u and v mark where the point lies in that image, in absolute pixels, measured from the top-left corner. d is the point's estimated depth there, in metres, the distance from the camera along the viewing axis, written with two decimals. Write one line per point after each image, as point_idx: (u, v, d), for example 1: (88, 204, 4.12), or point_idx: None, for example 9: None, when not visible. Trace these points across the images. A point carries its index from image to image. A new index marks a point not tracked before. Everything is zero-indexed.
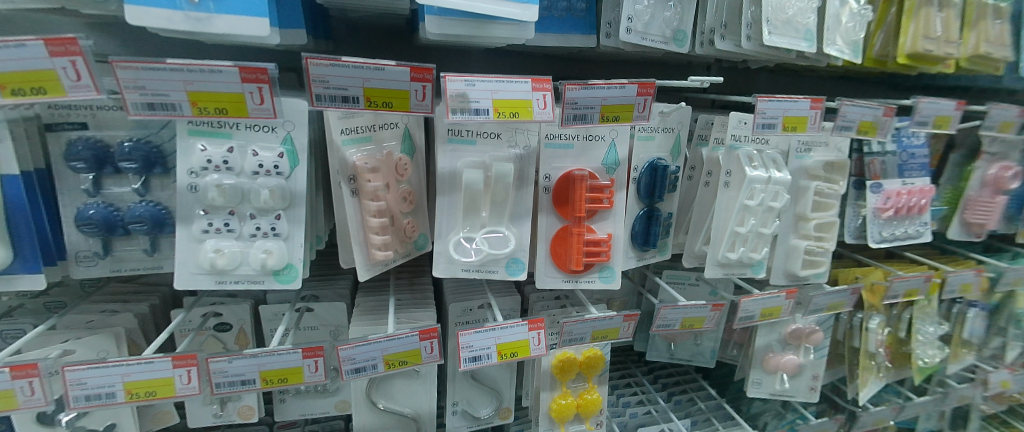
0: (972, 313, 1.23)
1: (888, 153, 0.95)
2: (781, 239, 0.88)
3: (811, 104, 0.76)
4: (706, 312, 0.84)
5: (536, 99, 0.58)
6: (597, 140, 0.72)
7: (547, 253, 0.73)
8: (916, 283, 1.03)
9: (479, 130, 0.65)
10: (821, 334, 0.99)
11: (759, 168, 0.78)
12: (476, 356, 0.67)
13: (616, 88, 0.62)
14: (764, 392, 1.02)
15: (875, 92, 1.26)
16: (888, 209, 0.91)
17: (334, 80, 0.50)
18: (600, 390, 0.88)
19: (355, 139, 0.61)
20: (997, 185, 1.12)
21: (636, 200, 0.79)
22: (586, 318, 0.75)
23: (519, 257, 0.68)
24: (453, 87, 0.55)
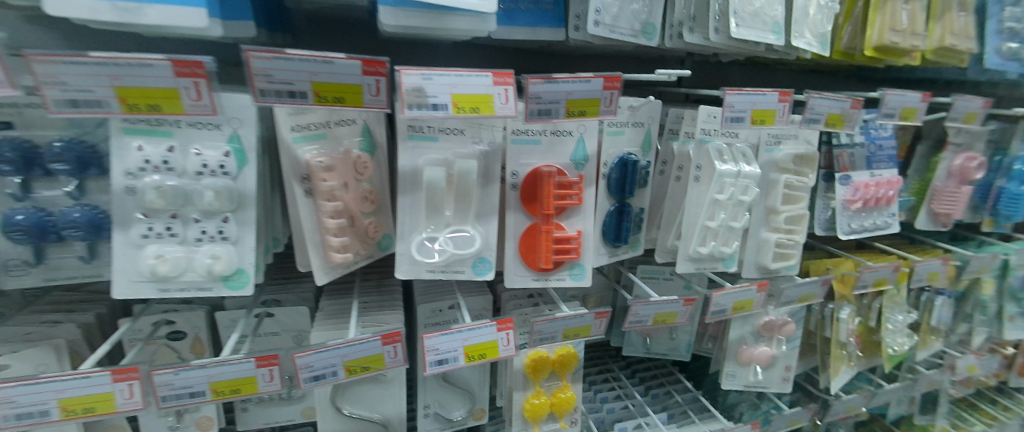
0: (939, 301, 1.26)
1: (857, 144, 0.95)
2: (752, 232, 0.88)
3: (779, 97, 0.75)
4: (679, 307, 0.84)
5: (497, 94, 0.55)
6: (565, 135, 0.71)
7: (515, 252, 0.71)
8: (885, 273, 1.05)
9: (441, 126, 0.63)
10: (792, 326, 1.00)
11: (729, 162, 0.78)
12: (442, 359, 0.66)
13: (581, 82, 0.61)
14: (738, 384, 1.03)
15: (846, 86, 1.27)
16: (857, 201, 0.92)
17: (278, 74, 0.47)
18: (574, 388, 0.87)
19: (308, 136, 0.58)
20: (963, 176, 1.14)
21: (607, 196, 0.78)
22: (556, 317, 0.74)
23: (486, 256, 0.66)
24: (408, 81, 0.51)
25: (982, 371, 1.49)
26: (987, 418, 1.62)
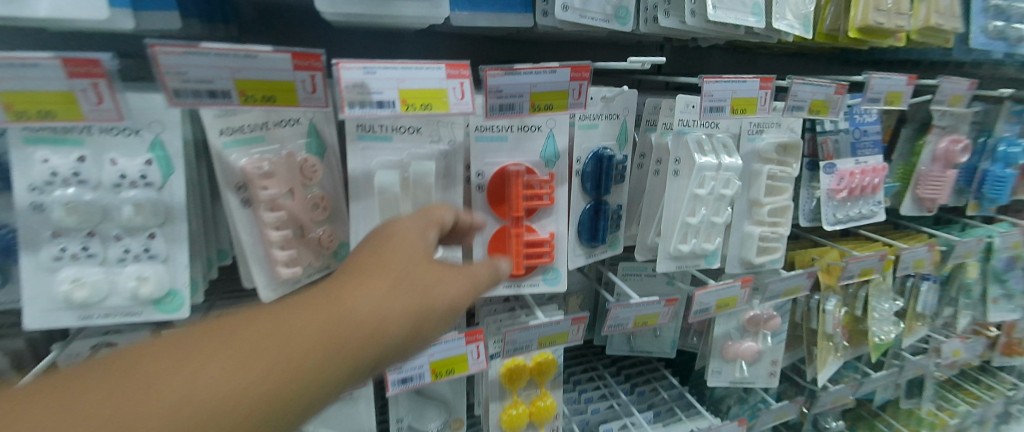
0: (924, 287, 1.25)
1: (842, 130, 0.91)
2: (735, 226, 0.85)
3: (760, 85, 0.71)
4: (660, 308, 0.80)
5: (451, 88, 0.50)
6: (534, 130, 0.66)
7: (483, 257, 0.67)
8: (871, 263, 1.02)
9: (394, 125, 0.58)
10: (778, 320, 0.98)
11: (710, 154, 0.74)
12: (405, 378, 0.62)
13: (545, 73, 0.55)
14: (724, 381, 1.00)
15: (828, 69, 1.24)
16: (843, 190, 0.89)
17: (193, 72, 0.41)
18: (554, 395, 0.84)
19: (241, 140, 0.52)
20: (947, 160, 1.12)
21: (582, 194, 0.73)
22: (529, 325, 0.70)
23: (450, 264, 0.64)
24: (349, 76, 0.45)
25: (966, 353, 1.49)
26: (972, 398, 1.64)
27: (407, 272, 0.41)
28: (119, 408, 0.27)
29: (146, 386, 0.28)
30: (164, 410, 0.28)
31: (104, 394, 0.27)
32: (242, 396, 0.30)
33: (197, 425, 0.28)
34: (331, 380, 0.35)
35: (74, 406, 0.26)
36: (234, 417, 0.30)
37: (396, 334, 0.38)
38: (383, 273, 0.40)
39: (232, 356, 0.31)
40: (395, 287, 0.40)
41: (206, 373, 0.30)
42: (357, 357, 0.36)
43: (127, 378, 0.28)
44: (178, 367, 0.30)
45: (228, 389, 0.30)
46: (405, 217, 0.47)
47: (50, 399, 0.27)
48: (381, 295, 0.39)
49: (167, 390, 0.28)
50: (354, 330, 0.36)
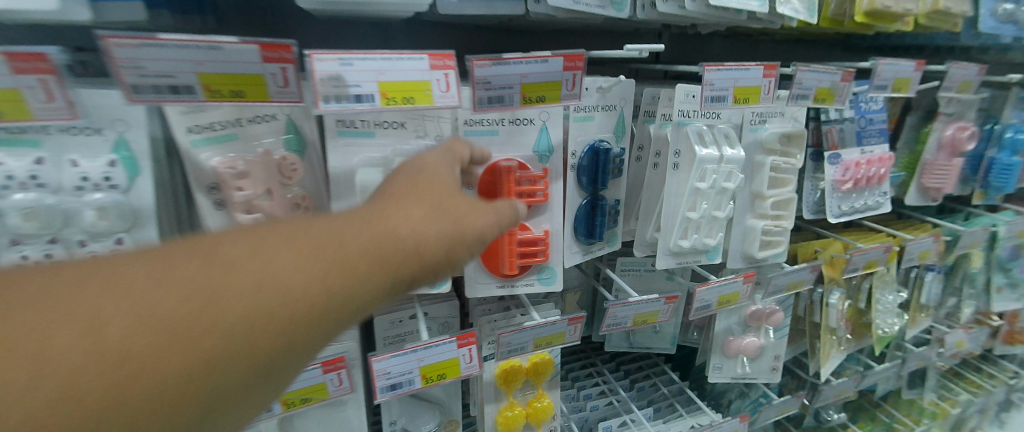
0: (929, 277, 1.22)
1: (846, 119, 0.88)
2: (737, 220, 0.82)
3: (764, 72, 0.68)
4: (659, 306, 0.78)
5: (435, 80, 0.46)
6: (526, 124, 0.63)
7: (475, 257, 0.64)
8: (876, 255, 0.99)
9: (377, 119, 0.55)
10: (780, 314, 0.96)
11: (711, 145, 0.71)
12: (394, 384, 0.59)
13: (536, 63, 0.52)
14: (726, 377, 0.98)
15: (831, 56, 1.20)
16: (848, 181, 0.86)
17: (152, 66, 0.38)
18: (552, 395, 0.82)
19: (212, 138, 0.48)
20: (953, 148, 1.09)
21: (578, 189, 0.70)
22: (524, 327, 0.67)
23: None
24: (323, 69, 0.42)
25: (970, 343, 1.48)
26: (973, 387, 1.63)
27: (440, 201, 0.45)
28: (207, 281, 0.31)
29: (224, 267, 0.32)
30: (241, 288, 0.31)
31: (190, 270, 0.31)
32: (305, 286, 0.34)
33: (272, 303, 0.32)
34: (377, 286, 0.38)
35: (169, 277, 0.30)
36: (298, 303, 0.33)
37: (431, 253, 0.42)
38: (419, 199, 0.44)
39: (296, 253, 0.35)
40: (429, 213, 0.43)
41: (275, 263, 0.33)
42: (398, 268, 0.39)
43: (207, 260, 0.32)
44: (250, 257, 0.33)
45: (295, 279, 0.33)
46: (433, 156, 0.51)
47: (146, 269, 0.30)
48: (417, 219, 0.42)
49: (241, 273, 0.32)
50: (395, 243, 0.39)
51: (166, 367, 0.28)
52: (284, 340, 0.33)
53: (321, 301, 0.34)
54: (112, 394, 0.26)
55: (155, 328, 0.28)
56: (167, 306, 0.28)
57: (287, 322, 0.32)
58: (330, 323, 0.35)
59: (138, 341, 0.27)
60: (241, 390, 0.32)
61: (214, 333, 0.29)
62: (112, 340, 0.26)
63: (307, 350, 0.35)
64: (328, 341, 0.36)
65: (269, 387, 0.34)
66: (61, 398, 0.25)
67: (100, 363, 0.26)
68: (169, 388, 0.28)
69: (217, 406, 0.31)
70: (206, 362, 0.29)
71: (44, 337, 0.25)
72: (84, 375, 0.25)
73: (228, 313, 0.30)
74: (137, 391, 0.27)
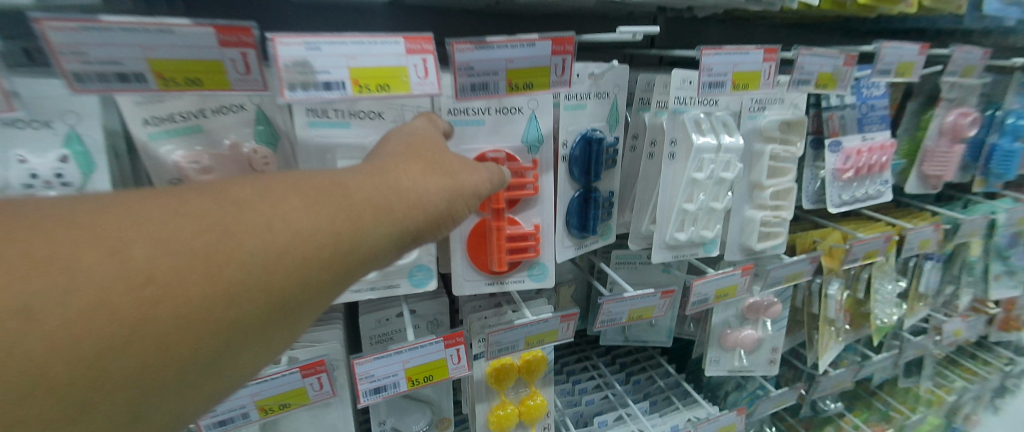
0: (928, 266, 1.21)
1: (848, 106, 0.85)
2: (735, 212, 0.79)
3: (764, 56, 0.64)
4: (656, 301, 0.75)
5: (411, 66, 0.43)
6: (514, 113, 0.59)
7: (463, 254, 0.61)
8: (876, 245, 0.97)
9: (352, 109, 0.51)
10: (779, 306, 0.94)
11: (708, 134, 0.68)
12: (378, 387, 0.57)
13: (523, 47, 0.49)
14: (723, 370, 0.96)
15: (830, 40, 1.17)
16: (848, 170, 0.83)
17: (96, 51, 0.34)
18: (545, 392, 0.79)
19: (172, 131, 0.45)
20: (955, 134, 1.06)
21: (569, 181, 0.67)
22: (515, 325, 0.65)
23: (423, 263, 0.59)
24: (286, 53, 0.38)
25: (966, 331, 1.47)
26: (968, 374, 1.63)
27: (440, 158, 0.46)
28: (221, 217, 0.31)
29: (238, 207, 0.32)
30: (255, 225, 0.32)
31: (206, 207, 0.32)
32: (314, 226, 0.34)
33: (285, 240, 0.33)
34: (384, 235, 0.38)
35: (187, 210, 0.31)
36: (308, 241, 0.34)
37: (434, 206, 0.42)
38: (421, 156, 0.45)
39: (303, 197, 0.35)
40: (430, 169, 0.44)
41: (285, 204, 0.34)
42: (403, 220, 0.40)
43: (221, 198, 0.32)
44: (261, 199, 0.34)
45: (305, 220, 0.34)
46: (422, 120, 0.51)
47: (166, 203, 0.31)
48: (418, 175, 0.43)
49: (254, 212, 0.33)
50: (399, 193, 0.40)
51: (188, 290, 0.28)
52: (297, 277, 0.34)
53: (330, 243, 0.35)
54: (138, 312, 0.27)
55: (177, 255, 0.29)
56: (186, 236, 0.29)
57: (301, 258, 0.33)
58: (340, 267, 0.36)
59: (161, 263, 0.28)
60: (259, 325, 0.32)
61: (232, 263, 0.30)
62: (138, 261, 0.27)
63: (319, 292, 0.35)
64: (339, 285, 0.37)
65: (285, 329, 0.34)
66: (93, 309, 0.26)
67: (129, 283, 0.27)
68: (194, 310, 0.29)
69: (236, 338, 0.31)
70: (225, 291, 0.30)
71: (74, 255, 0.26)
72: (113, 292, 0.26)
73: (245, 245, 0.31)
74: (161, 311, 0.27)
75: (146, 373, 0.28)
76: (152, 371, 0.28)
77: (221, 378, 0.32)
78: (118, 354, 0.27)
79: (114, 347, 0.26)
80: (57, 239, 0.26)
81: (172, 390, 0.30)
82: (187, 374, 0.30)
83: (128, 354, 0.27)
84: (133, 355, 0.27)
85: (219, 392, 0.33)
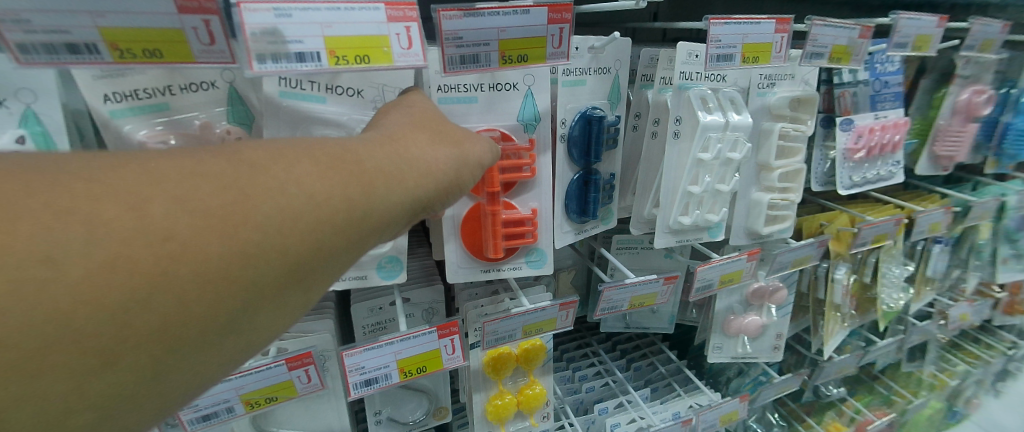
0: (936, 250, 1.18)
1: (860, 82, 0.81)
2: (741, 195, 0.76)
3: (776, 27, 0.60)
4: (658, 287, 0.73)
5: (393, 35, 0.40)
6: (508, 89, 0.56)
7: (456, 241, 0.58)
8: (885, 228, 0.94)
9: (329, 83, 0.48)
10: (784, 292, 0.91)
11: (715, 111, 0.65)
12: (369, 379, 0.55)
13: (516, 14, 0.45)
14: (725, 356, 0.94)
15: (840, 15, 1.12)
16: (860, 150, 0.80)
17: (38, 18, 0.31)
18: (544, 381, 0.77)
19: (135, 108, 0.42)
20: (969, 112, 1.02)
21: (568, 162, 0.64)
22: (511, 314, 0.63)
23: (395, 256, 0.57)
24: (254, 21, 0.35)
25: (971, 315, 1.45)
26: (971, 358, 1.61)
27: (448, 129, 0.43)
28: (235, 178, 0.29)
29: (250, 168, 0.30)
30: (269, 187, 0.29)
31: (220, 167, 0.29)
32: (328, 192, 0.32)
33: (302, 203, 0.30)
34: (398, 204, 0.35)
35: (201, 168, 0.28)
36: (323, 207, 0.31)
37: (445, 175, 0.39)
38: (431, 125, 0.42)
39: (315, 161, 0.32)
40: (437, 138, 0.41)
41: (300, 168, 0.31)
42: (419, 188, 0.37)
43: (235, 159, 0.30)
44: (275, 161, 0.31)
45: (320, 184, 0.31)
46: (420, 99, 0.46)
47: (182, 160, 0.29)
48: (427, 144, 0.40)
49: (268, 174, 0.30)
50: (412, 160, 0.37)
51: (207, 247, 0.26)
52: (314, 242, 0.31)
53: (344, 209, 0.32)
54: (157, 267, 0.25)
55: (194, 214, 0.26)
56: (202, 195, 0.27)
57: (318, 222, 0.31)
58: (356, 236, 0.33)
59: (179, 220, 0.26)
60: (278, 288, 0.30)
61: (249, 223, 0.28)
62: (157, 216, 0.25)
63: (337, 259, 0.33)
64: (356, 254, 0.34)
65: (303, 295, 0.32)
66: (111, 264, 0.24)
67: (146, 239, 0.25)
68: (208, 272, 0.26)
69: (255, 302, 0.29)
70: (241, 253, 0.28)
71: (93, 208, 0.24)
72: (132, 246, 0.24)
73: (260, 207, 0.28)
74: (180, 268, 0.25)
75: (166, 333, 0.26)
76: (172, 331, 0.26)
77: (241, 342, 0.30)
78: (139, 311, 0.25)
79: (133, 304, 0.24)
80: (77, 191, 0.25)
81: (192, 353, 0.28)
82: (208, 336, 0.28)
83: (148, 312, 0.25)
84: (152, 314, 0.25)
85: (241, 356, 0.31)
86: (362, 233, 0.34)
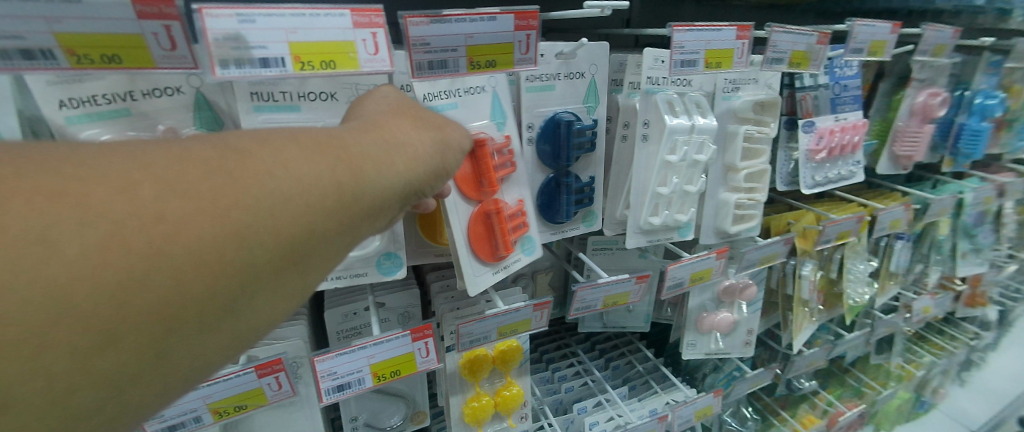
0: (898, 246, 1.22)
1: (821, 86, 0.85)
2: (709, 195, 0.78)
3: (737, 33, 0.62)
4: (631, 286, 0.74)
5: (359, 41, 0.41)
6: (477, 92, 0.57)
7: (466, 246, 0.56)
8: (848, 225, 0.98)
9: (301, 90, 0.48)
10: (754, 289, 0.94)
11: (682, 115, 0.67)
12: (341, 384, 0.55)
13: (483, 21, 0.46)
14: (699, 353, 0.96)
15: (804, 21, 1.17)
16: (821, 151, 0.83)
17: None
18: (521, 383, 0.78)
19: (95, 114, 0.42)
20: (925, 114, 1.07)
21: (540, 166, 0.66)
22: (486, 315, 0.64)
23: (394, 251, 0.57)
24: (216, 26, 0.34)
25: (934, 308, 1.51)
26: (936, 349, 1.68)
27: (428, 116, 0.43)
28: (223, 165, 0.29)
29: (236, 157, 0.30)
30: (256, 170, 0.30)
31: (207, 154, 0.30)
32: (315, 176, 0.32)
33: (291, 187, 0.31)
34: (387, 188, 0.36)
35: (188, 155, 0.29)
36: (312, 190, 0.32)
37: (430, 160, 0.40)
38: (412, 113, 0.42)
39: (300, 146, 0.33)
40: (418, 124, 0.41)
41: (285, 154, 0.32)
42: (405, 172, 0.37)
43: (221, 147, 0.30)
44: (260, 147, 0.32)
45: (307, 168, 0.32)
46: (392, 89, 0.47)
47: (162, 148, 0.29)
48: (410, 130, 0.40)
49: (254, 160, 0.31)
50: (394, 145, 0.38)
51: (201, 228, 0.27)
52: (305, 225, 0.31)
53: (333, 193, 0.33)
54: (153, 248, 0.25)
55: (186, 196, 0.27)
56: (190, 179, 0.28)
57: (307, 205, 0.31)
58: (345, 219, 0.34)
59: (170, 203, 0.26)
60: (272, 270, 0.31)
61: (240, 204, 0.28)
62: (149, 197, 0.26)
63: (329, 242, 0.33)
64: (347, 239, 0.35)
65: (297, 279, 0.33)
66: (108, 242, 0.24)
67: (139, 219, 0.25)
68: (205, 252, 0.27)
69: (251, 285, 0.30)
70: (236, 234, 0.28)
71: (79, 190, 0.25)
72: (128, 226, 0.25)
73: (250, 190, 0.29)
74: (176, 247, 0.26)
75: (167, 312, 0.26)
76: (173, 311, 0.26)
77: (240, 325, 0.31)
78: (139, 288, 0.25)
79: (133, 281, 0.25)
80: (62, 175, 0.25)
81: (192, 333, 0.28)
82: (207, 316, 0.28)
83: (148, 290, 0.25)
84: (153, 292, 0.25)
85: (238, 341, 0.31)
86: (351, 216, 0.34)
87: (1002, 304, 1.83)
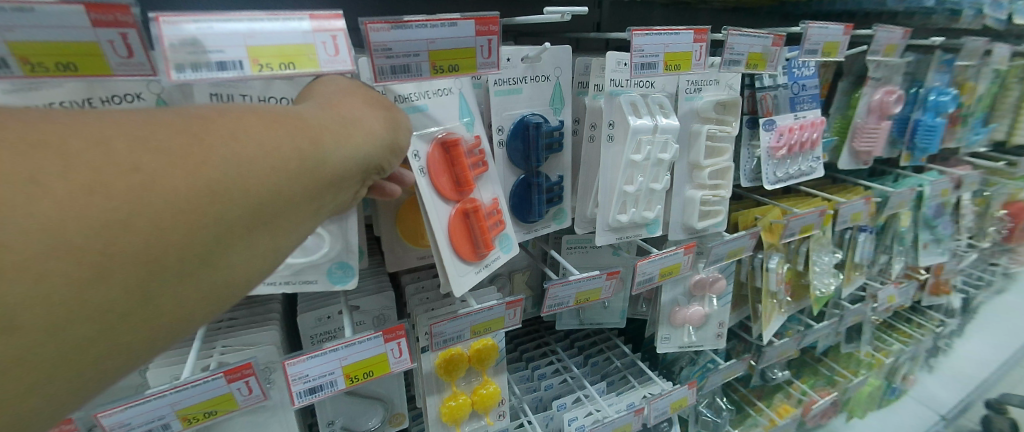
0: (862, 238, 1.27)
1: (780, 86, 0.88)
2: (676, 191, 0.81)
3: (694, 37, 0.65)
4: (602, 282, 0.76)
5: (319, 43, 0.42)
6: (445, 94, 0.58)
7: (450, 247, 0.56)
8: (811, 219, 1.01)
9: (263, 94, 0.49)
10: (723, 282, 0.97)
11: (645, 116, 0.69)
12: (313, 387, 0.55)
13: (445, 26, 0.48)
14: (673, 346, 0.98)
15: (768, 23, 1.21)
16: (782, 148, 0.86)
17: None
18: (497, 381, 0.79)
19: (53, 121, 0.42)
20: (882, 111, 1.12)
21: (510, 167, 0.67)
22: (459, 314, 0.65)
23: (345, 262, 0.58)
24: (173, 33, 0.35)
25: (900, 298, 1.57)
26: (903, 337, 1.75)
27: (378, 97, 0.44)
28: (187, 128, 0.30)
29: (197, 123, 0.30)
30: (220, 135, 0.31)
31: (172, 119, 0.30)
32: (277, 142, 0.33)
33: (254, 151, 0.31)
34: (348, 158, 0.37)
35: (155, 119, 0.29)
36: (275, 155, 0.32)
37: (386, 134, 0.41)
38: (363, 93, 0.43)
39: (258, 116, 0.33)
40: (372, 102, 0.43)
41: (245, 122, 0.32)
42: (363, 144, 0.38)
43: (186, 114, 0.31)
44: (221, 115, 0.32)
45: (266, 135, 0.32)
46: (344, 79, 0.47)
47: (119, 118, 0.29)
48: (364, 107, 0.41)
49: (216, 126, 0.31)
50: (347, 119, 0.39)
51: (175, 181, 0.27)
52: (272, 186, 0.32)
53: (296, 158, 0.33)
54: (132, 195, 0.26)
55: (158, 151, 0.28)
56: (160, 137, 0.28)
57: (271, 169, 0.32)
58: (310, 185, 0.35)
59: (142, 157, 0.27)
60: (244, 229, 0.31)
61: (209, 163, 0.29)
62: (122, 151, 0.27)
63: (296, 205, 0.34)
64: (313, 207, 0.36)
65: (268, 240, 0.33)
66: (89, 187, 0.25)
67: (115, 169, 0.26)
68: (183, 202, 0.28)
69: (224, 241, 0.30)
70: (209, 190, 0.29)
71: (32, 163, 0.24)
72: (105, 174, 0.25)
73: (215, 151, 0.30)
74: (154, 196, 0.26)
75: (147, 258, 0.27)
76: (154, 257, 0.27)
77: (216, 281, 0.31)
78: (122, 230, 0.25)
79: (116, 223, 0.25)
80: (10, 140, 0.24)
81: (173, 283, 0.29)
82: (184, 268, 0.29)
83: (130, 233, 0.26)
84: (135, 235, 0.26)
85: (215, 297, 0.32)
86: (317, 182, 0.35)
87: (965, 292, 1.91)
